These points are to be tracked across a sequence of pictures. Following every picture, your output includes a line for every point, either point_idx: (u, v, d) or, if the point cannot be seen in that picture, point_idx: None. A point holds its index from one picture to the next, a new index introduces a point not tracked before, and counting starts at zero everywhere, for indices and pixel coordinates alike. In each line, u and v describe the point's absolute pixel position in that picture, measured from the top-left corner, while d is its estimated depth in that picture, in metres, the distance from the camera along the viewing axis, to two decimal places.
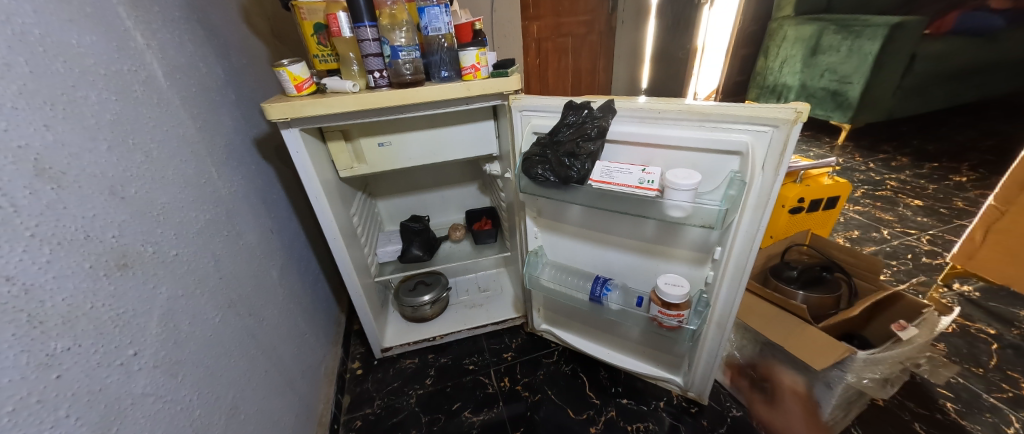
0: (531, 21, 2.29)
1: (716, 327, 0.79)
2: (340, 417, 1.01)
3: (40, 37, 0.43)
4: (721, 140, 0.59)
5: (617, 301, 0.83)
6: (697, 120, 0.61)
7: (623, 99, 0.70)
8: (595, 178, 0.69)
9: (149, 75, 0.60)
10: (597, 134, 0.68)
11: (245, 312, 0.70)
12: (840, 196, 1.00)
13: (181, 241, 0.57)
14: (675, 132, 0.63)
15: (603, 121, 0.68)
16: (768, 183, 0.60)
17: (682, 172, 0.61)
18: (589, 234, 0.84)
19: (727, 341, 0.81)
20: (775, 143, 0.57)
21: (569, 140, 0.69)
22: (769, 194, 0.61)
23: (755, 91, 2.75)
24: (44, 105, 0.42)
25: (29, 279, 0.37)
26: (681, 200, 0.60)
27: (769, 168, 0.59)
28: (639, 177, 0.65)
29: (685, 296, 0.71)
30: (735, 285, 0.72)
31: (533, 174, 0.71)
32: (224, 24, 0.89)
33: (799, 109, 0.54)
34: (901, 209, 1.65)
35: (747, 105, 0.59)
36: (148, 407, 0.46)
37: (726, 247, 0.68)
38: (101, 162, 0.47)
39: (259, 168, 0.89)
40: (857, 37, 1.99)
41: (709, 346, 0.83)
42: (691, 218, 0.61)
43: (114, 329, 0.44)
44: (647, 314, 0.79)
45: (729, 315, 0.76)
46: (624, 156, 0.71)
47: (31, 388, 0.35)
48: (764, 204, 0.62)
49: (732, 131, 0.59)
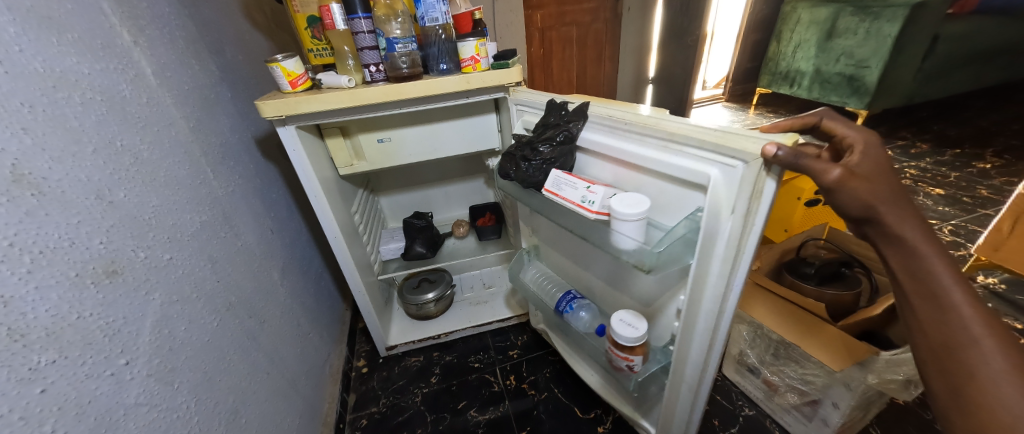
0: (535, 10, 2.21)
1: (688, 390, 0.63)
2: (346, 415, 1.00)
3: (16, 35, 0.41)
4: (682, 168, 0.47)
5: (587, 323, 0.79)
6: (661, 140, 0.50)
7: (624, 107, 0.61)
8: (547, 188, 0.66)
9: (138, 74, 0.58)
10: (570, 136, 0.63)
11: (244, 315, 0.69)
12: None
13: (175, 245, 0.56)
14: (638, 150, 0.53)
15: (573, 126, 0.63)
16: (736, 234, 0.44)
17: (632, 197, 0.54)
18: (567, 244, 0.79)
19: (699, 409, 0.65)
20: (742, 185, 0.42)
21: (540, 141, 0.65)
22: (740, 245, 0.45)
23: (766, 77, 2.73)
24: (21, 107, 0.40)
25: (8, 291, 0.35)
26: (630, 234, 0.53)
27: (737, 213, 0.43)
28: (583, 194, 0.59)
29: (637, 339, 0.63)
30: (706, 350, 0.57)
31: (504, 170, 0.73)
32: (218, 19, 0.86)
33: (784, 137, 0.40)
34: (921, 198, 1.58)
35: (723, 130, 0.44)
36: (141, 416, 0.45)
37: (691, 302, 0.54)
38: (87, 166, 0.45)
39: (258, 167, 0.88)
40: (874, 19, 2.01)
41: (679, 409, 0.67)
42: (628, 255, 0.53)
43: (103, 338, 0.42)
44: (604, 346, 0.74)
45: (701, 383, 0.61)
46: (605, 167, 0.63)
47: (12, 405, 0.33)
48: (733, 256, 0.46)
49: (696, 159, 0.46)
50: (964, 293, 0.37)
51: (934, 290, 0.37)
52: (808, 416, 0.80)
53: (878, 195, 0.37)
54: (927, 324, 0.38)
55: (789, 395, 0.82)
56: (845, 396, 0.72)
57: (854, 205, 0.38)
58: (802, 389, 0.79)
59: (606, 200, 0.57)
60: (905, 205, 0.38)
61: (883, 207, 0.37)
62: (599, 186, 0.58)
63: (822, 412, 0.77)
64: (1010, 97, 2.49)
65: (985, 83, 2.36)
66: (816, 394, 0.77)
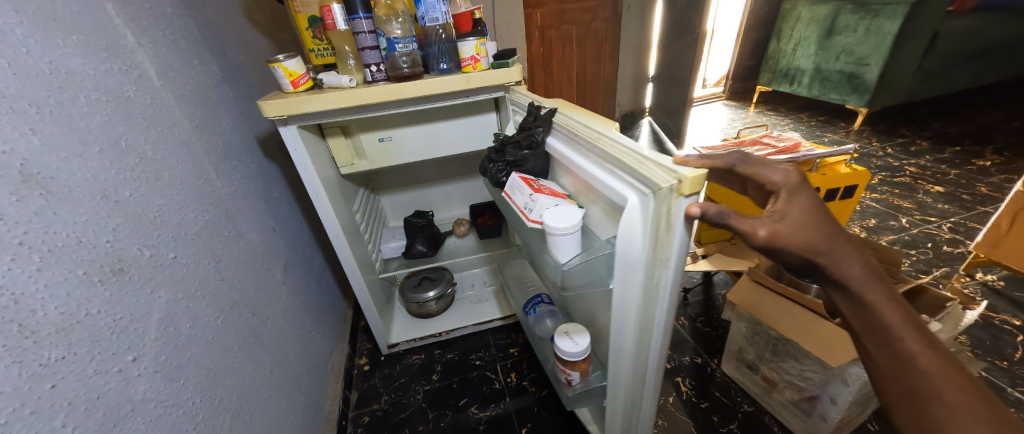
0: (534, 9, 2.22)
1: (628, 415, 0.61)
2: (349, 412, 1.01)
3: (24, 37, 0.42)
4: (609, 188, 0.45)
5: (549, 328, 0.81)
6: (598, 157, 0.48)
7: (603, 120, 0.57)
8: (508, 190, 0.67)
9: (141, 74, 0.59)
10: (537, 141, 0.65)
11: (248, 313, 0.69)
12: (858, 184, 1.00)
13: (180, 244, 0.56)
14: (582, 164, 0.52)
15: (538, 132, 0.64)
16: (648, 265, 0.42)
17: (563, 209, 0.54)
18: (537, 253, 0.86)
19: None
20: (651, 216, 0.39)
21: (512, 144, 0.69)
22: (653, 278, 0.43)
23: (766, 75, 2.73)
24: (28, 107, 0.40)
25: (19, 288, 0.35)
26: (559, 245, 0.54)
27: (647, 244, 0.41)
28: (526, 201, 0.59)
29: (575, 353, 0.64)
30: (640, 382, 0.54)
31: (483, 167, 0.78)
32: (219, 19, 0.87)
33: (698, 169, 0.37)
34: (921, 196, 1.58)
35: (650, 154, 0.41)
36: (148, 413, 0.45)
37: (621, 332, 0.52)
38: (93, 165, 0.46)
39: (260, 167, 0.88)
40: (875, 16, 2.02)
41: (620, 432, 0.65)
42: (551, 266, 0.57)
43: (110, 335, 0.43)
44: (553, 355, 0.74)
45: (642, 413, 0.59)
46: (570, 177, 0.61)
47: (24, 400, 0.34)
48: (649, 288, 0.43)
49: (621, 181, 0.44)
50: (917, 337, 0.37)
51: (890, 338, 0.38)
52: (806, 412, 0.81)
53: (817, 246, 0.38)
54: (890, 374, 0.38)
55: (787, 391, 0.83)
56: (843, 392, 0.72)
57: (793, 253, 0.38)
58: (800, 385, 0.80)
59: (542, 210, 0.56)
60: (847, 250, 0.39)
61: (826, 258, 0.38)
62: (539, 195, 0.57)
63: (820, 408, 0.77)
64: (1010, 94, 2.49)
65: (985, 80, 2.36)
66: (814, 389, 0.77)
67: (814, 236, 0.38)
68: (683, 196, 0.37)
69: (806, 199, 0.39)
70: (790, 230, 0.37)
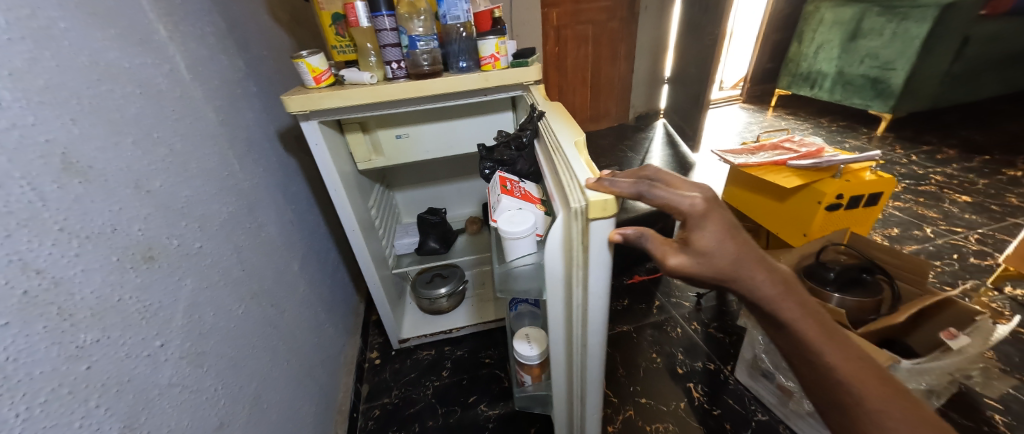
0: (550, 8, 2.24)
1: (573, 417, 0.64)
2: (360, 405, 1.03)
3: (66, 30, 0.43)
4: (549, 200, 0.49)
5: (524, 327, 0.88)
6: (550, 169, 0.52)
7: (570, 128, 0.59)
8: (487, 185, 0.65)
9: (172, 68, 0.60)
10: (525, 142, 0.67)
11: (267, 304, 0.71)
12: (883, 192, 0.97)
13: (205, 234, 0.58)
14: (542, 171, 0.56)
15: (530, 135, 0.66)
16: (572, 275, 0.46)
17: (521, 214, 0.53)
18: None
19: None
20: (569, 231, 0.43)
21: (502, 144, 0.70)
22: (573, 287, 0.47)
23: (785, 78, 2.67)
24: (69, 99, 0.42)
25: (58, 272, 0.37)
26: (511, 247, 0.53)
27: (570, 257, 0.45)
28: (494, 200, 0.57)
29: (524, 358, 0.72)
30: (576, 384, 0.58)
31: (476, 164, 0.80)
32: (245, 15, 0.89)
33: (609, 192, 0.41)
34: (946, 205, 1.54)
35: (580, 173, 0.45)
36: (174, 397, 0.46)
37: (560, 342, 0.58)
38: (127, 156, 0.47)
39: (280, 160, 0.90)
40: (902, 19, 1.97)
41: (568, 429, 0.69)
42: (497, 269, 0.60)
43: (140, 321, 0.44)
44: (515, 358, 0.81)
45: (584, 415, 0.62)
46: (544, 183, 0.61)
47: (62, 380, 0.35)
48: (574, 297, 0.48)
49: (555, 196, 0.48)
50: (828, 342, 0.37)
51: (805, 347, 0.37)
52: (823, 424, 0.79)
53: (723, 269, 0.38)
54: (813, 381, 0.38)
55: (804, 402, 0.81)
56: None
57: (704, 274, 0.39)
58: None
59: (504, 212, 0.55)
60: (754, 266, 0.38)
61: (733, 281, 0.38)
62: (503, 197, 0.54)
63: None
64: None
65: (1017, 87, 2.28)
66: None
67: (720, 256, 0.38)
68: (594, 218, 0.41)
69: (715, 222, 0.39)
70: (697, 252, 0.38)
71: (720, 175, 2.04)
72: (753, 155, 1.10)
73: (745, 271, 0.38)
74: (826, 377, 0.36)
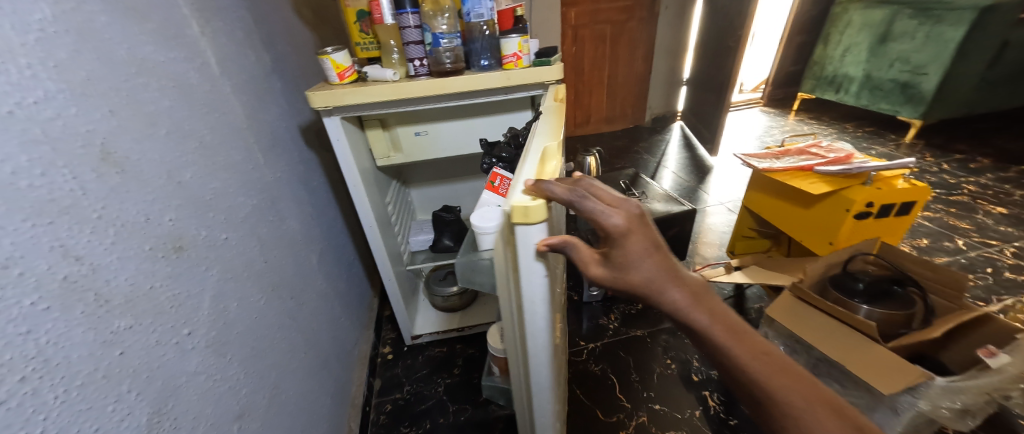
0: (569, 8, 2.27)
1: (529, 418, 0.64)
2: (372, 399, 1.04)
3: (106, 24, 0.45)
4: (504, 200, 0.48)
5: None
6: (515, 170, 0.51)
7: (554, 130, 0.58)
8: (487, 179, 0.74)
9: (203, 62, 0.62)
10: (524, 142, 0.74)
11: (287, 296, 0.72)
12: (916, 201, 0.93)
13: (230, 226, 0.59)
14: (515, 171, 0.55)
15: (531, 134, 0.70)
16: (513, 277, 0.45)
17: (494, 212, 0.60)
18: None
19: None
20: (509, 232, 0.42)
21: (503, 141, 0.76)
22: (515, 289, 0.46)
23: (808, 81, 2.60)
24: (109, 91, 0.43)
25: (96, 259, 0.37)
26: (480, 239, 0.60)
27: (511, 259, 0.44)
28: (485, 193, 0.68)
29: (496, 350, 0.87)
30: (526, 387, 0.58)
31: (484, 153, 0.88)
32: (272, 12, 0.91)
33: (539, 198, 0.38)
34: (980, 217, 1.48)
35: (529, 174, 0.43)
36: (199, 385, 0.47)
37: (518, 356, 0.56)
38: (161, 147, 0.49)
39: (302, 155, 0.91)
40: (937, 22, 1.90)
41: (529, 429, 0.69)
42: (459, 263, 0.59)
43: (170, 309, 0.45)
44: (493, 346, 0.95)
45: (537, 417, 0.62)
46: None
47: (98, 364, 0.36)
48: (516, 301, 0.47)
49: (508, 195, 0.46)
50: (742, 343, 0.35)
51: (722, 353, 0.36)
52: None
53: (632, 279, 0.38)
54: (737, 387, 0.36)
55: None
56: (891, 422, 0.69)
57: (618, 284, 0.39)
58: None
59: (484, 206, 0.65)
60: (662, 272, 0.38)
61: (645, 289, 0.38)
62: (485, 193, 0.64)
63: None
64: None
65: None
66: None
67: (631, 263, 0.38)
68: (518, 223, 0.38)
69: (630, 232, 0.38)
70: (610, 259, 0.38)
71: (739, 180, 2.00)
72: (777, 159, 1.08)
73: (653, 278, 0.37)
74: (748, 386, 0.34)
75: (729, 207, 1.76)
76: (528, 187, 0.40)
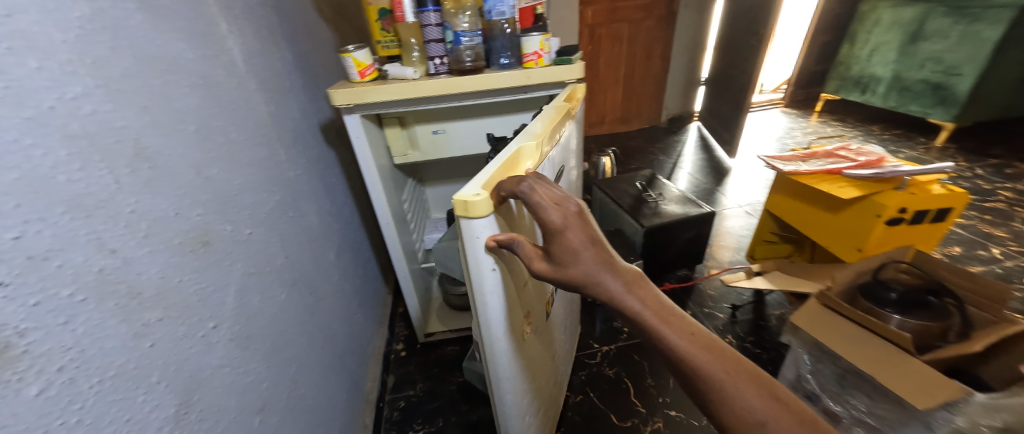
0: (587, 6, 2.26)
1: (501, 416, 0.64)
2: (385, 395, 1.04)
3: (139, 21, 0.45)
4: None
5: None
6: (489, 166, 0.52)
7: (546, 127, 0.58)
8: None
9: (229, 59, 0.63)
10: None
11: (305, 291, 0.73)
12: (951, 208, 0.89)
13: (253, 221, 0.59)
14: None
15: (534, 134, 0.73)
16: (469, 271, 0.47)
17: None
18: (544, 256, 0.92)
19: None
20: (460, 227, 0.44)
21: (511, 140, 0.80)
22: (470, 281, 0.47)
23: (833, 82, 2.52)
24: (141, 87, 0.44)
25: (129, 252, 0.38)
26: None
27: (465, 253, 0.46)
28: None
29: None
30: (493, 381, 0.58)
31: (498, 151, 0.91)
32: (295, 10, 0.92)
33: (482, 193, 0.40)
34: (1017, 225, 1.41)
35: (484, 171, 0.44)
36: (223, 377, 0.48)
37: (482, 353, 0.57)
38: (189, 143, 0.49)
39: (321, 151, 0.92)
40: (973, 21, 1.83)
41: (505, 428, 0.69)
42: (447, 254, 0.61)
43: (197, 302, 0.46)
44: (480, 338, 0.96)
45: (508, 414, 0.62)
46: None
47: (130, 356, 0.37)
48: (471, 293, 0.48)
49: None
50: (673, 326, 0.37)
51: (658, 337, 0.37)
52: None
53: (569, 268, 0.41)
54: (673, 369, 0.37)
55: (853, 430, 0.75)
56: None
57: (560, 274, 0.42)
58: (872, 424, 0.72)
59: None
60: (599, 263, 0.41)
61: (585, 279, 0.41)
62: None
63: None
64: None
65: None
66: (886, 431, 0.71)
67: (574, 253, 0.41)
68: (462, 217, 0.41)
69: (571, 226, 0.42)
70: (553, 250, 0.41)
71: (759, 182, 1.95)
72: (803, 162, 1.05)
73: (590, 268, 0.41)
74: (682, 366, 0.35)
75: (748, 210, 1.72)
76: (479, 182, 0.42)
